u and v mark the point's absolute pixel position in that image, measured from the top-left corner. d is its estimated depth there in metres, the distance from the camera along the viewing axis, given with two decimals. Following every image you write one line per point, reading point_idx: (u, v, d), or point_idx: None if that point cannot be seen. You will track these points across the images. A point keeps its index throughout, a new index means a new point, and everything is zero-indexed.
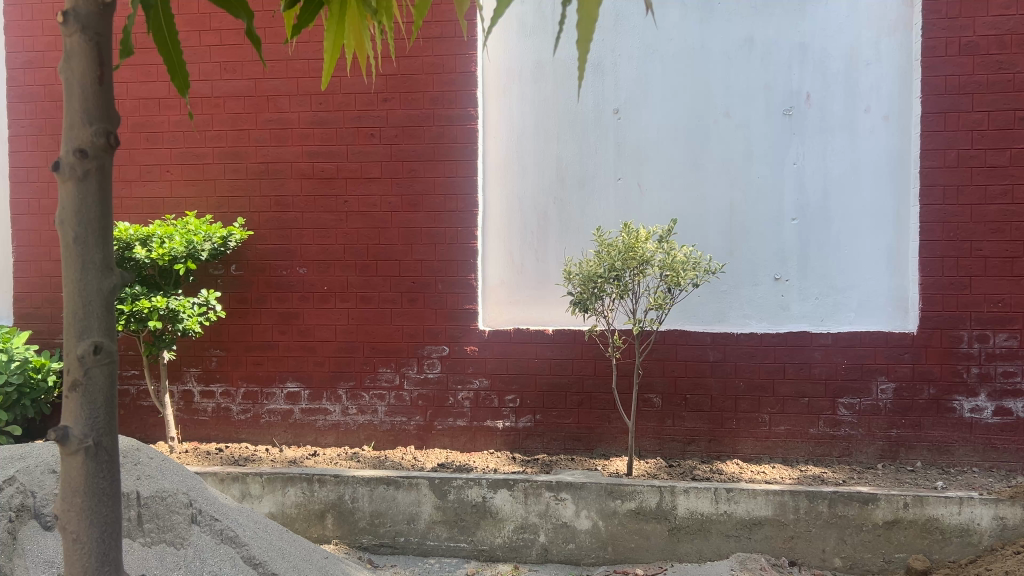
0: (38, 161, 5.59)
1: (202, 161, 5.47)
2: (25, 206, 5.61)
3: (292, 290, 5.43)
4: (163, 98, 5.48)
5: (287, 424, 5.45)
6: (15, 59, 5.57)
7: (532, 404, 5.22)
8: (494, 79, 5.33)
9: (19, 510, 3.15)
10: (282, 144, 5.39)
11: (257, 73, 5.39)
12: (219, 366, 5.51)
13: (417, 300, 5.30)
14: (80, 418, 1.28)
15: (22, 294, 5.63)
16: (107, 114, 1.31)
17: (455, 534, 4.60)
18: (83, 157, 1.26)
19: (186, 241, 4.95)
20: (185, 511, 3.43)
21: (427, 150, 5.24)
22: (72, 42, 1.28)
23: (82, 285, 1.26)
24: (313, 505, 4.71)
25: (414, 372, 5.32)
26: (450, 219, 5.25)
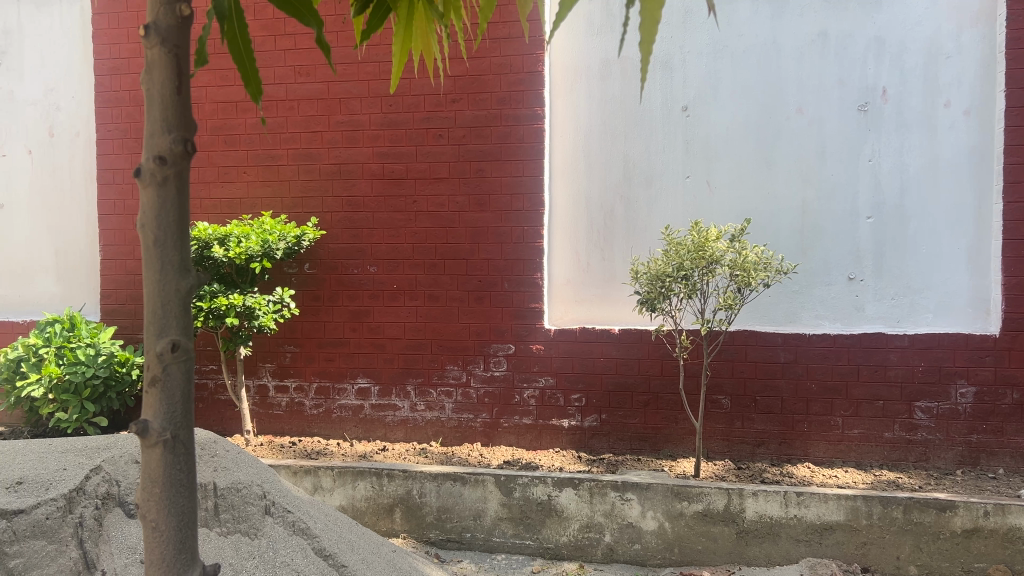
0: (124, 164, 5.82)
1: (277, 162, 5.62)
2: (111, 207, 5.85)
3: (362, 288, 5.54)
4: (240, 102, 5.64)
5: (357, 419, 5.56)
6: (102, 66, 5.82)
7: (598, 404, 5.22)
8: (561, 78, 5.34)
9: (104, 498, 3.31)
10: (353, 146, 5.50)
11: (329, 76, 5.51)
12: (292, 362, 5.66)
13: (484, 298, 5.34)
14: (158, 411, 1.35)
15: (108, 291, 5.88)
16: (186, 123, 1.37)
17: (520, 531, 4.63)
18: (163, 163, 1.32)
19: (262, 240, 5.08)
20: (259, 503, 3.54)
21: (495, 150, 5.27)
22: (153, 54, 1.34)
23: (161, 285, 1.33)
24: (383, 499, 4.81)
25: (480, 369, 5.37)
26: (516, 218, 5.27)
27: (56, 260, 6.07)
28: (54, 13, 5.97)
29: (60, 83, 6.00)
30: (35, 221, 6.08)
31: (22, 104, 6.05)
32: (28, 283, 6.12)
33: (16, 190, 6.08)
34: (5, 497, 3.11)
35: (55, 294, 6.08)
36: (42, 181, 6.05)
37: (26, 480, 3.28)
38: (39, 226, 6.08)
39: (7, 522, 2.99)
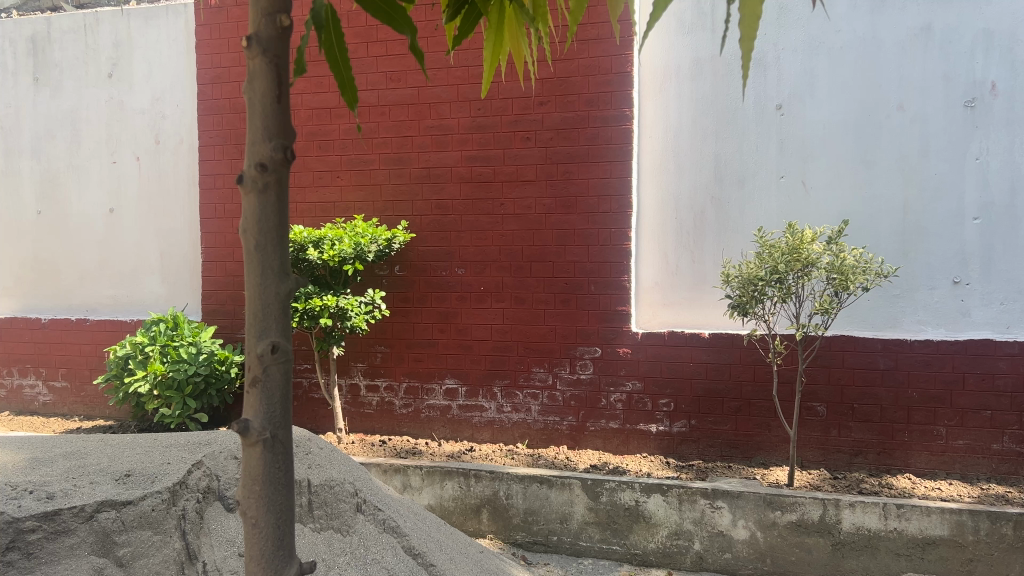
0: (224, 169, 6.03)
1: (369, 167, 5.74)
2: (212, 211, 6.08)
3: (450, 290, 5.60)
4: (334, 108, 5.78)
5: (445, 419, 5.63)
6: (205, 75, 6.06)
7: (687, 409, 5.13)
8: (650, 78, 5.29)
9: (206, 492, 3.46)
10: (443, 150, 5.57)
11: (420, 82, 5.60)
12: (383, 362, 5.76)
13: (571, 301, 5.32)
14: (259, 411, 1.39)
15: (209, 292, 6.11)
16: (285, 131, 1.40)
17: (607, 536, 4.59)
18: (264, 170, 1.36)
19: (354, 244, 5.22)
20: (351, 500, 3.62)
21: (584, 152, 5.25)
22: (255, 64, 1.38)
23: (262, 289, 1.37)
24: (470, 499, 4.85)
25: (567, 372, 5.35)
26: (604, 220, 5.24)
27: (161, 262, 6.35)
28: (161, 26, 6.25)
29: (165, 92, 6.27)
30: (143, 225, 6.37)
31: (131, 113, 6.36)
32: (136, 285, 6.41)
33: (126, 196, 6.39)
34: (115, 489, 3.26)
35: (160, 294, 6.35)
36: (149, 186, 6.34)
37: (134, 472, 3.43)
38: (146, 230, 6.37)
39: (117, 512, 3.12)
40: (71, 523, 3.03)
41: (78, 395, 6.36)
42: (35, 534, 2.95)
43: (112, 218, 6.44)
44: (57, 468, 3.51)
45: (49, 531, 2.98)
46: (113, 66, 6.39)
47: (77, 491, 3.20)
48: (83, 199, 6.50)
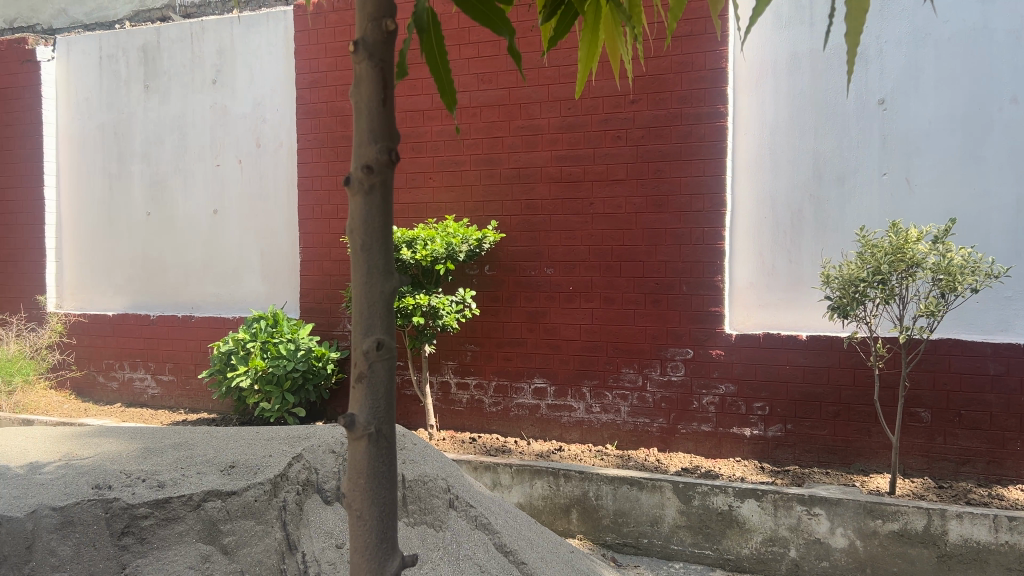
0: (321, 171, 6.20)
1: (460, 168, 5.80)
2: (310, 212, 6.25)
3: (540, 290, 5.61)
4: (426, 110, 5.87)
5: (534, 418, 5.64)
6: (303, 80, 6.24)
7: (782, 413, 5.01)
8: (746, 74, 5.18)
9: (305, 484, 3.56)
10: (533, 150, 5.58)
11: (511, 83, 5.63)
12: (473, 360, 5.82)
13: (661, 301, 5.27)
14: (364, 406, 1.43)
15: (306, 290, 6.30)
16: (390, 132, 1.43)
17: (699, 541, 4.52)
18: (370, 172, 1.39)
19: (446, 243, 5.32)
20: (444, 496, 3.66)
21: (676, 150, 5.19)
22: (361, 68, 1.42)
23: (367, 287, 1.41)
24: (560, 499, 4.85)
25: (657, 373, 5.30)
26: (697, 218, 5.16)
27: (261, 261, 6.57)
28: (262, 33, 6.47)
29: (265, 97, 6.49)
30: (244, 226, 6.60)
31: (234, 117, 6.60)
32: (237, 283, 6.65)
33: (228, 198, 6.64)
34: (221, 479, 3.39)
35: (260, 292, 6.57)
36: (249, 188, 6.56)
37: (238, 464, 3.55)
38: (246, 230, 6.60)
39: (223, 502, 3.24)
40: (180, 511, 3.17)
41: (184, 388, 6.65)
42: (148, 520, 3.11)
43: (215, 219, 6.70)
44: (167, 458, 3.67)
45: (160, 518, 3.13)
46: (217, 72, 6.65)
47: (185, 480, 3.34)
48: (189, 201, 6.78)
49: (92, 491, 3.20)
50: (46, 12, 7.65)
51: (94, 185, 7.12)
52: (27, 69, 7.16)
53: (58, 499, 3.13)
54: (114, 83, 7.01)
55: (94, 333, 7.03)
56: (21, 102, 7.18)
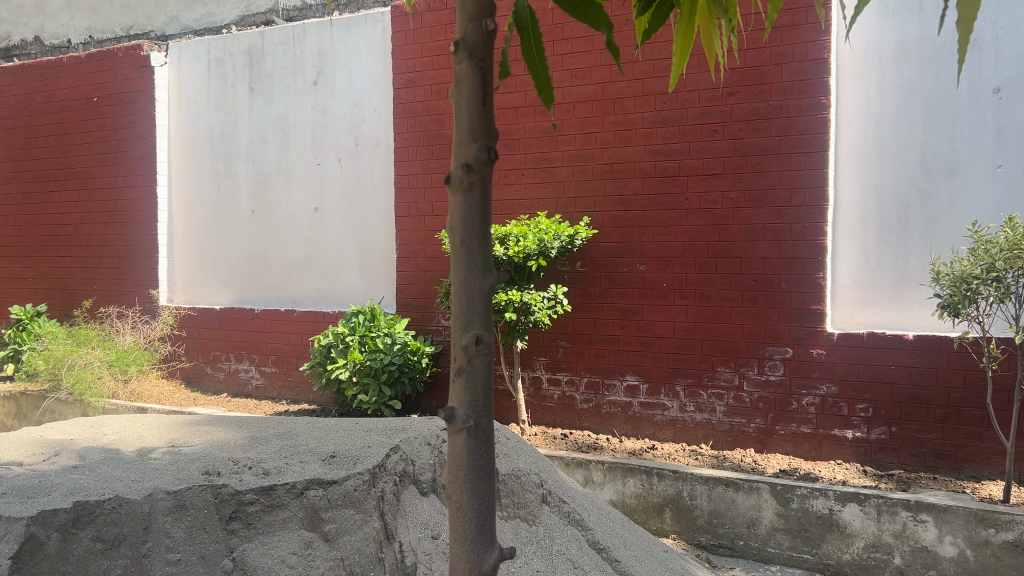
0: (416, 169, 6.32)
1: (553, 164, 5.80)
2: (406, 209, 6.38)
3: (632, 286, 5.56)
4: (520, 107, 5.90)
5: (626, 416, 5.61)
6: (400, 80, 6.37)
7: (887, 415, 4.84)
8: (849, 64, 5.01)
9: (402, 475, 3.65)
10: (627, 145, 5.54)
11: (605, 77, 5.60)
12: (565, 357, 5.83)
13: (759, 299, 5.16)
14: (463, 400, 1.46)
15: (402, 286, 6.43)
16: (489, 131, 1.44)
17: (798, 544, 4.42)
18: (469, 171, 1.41)
19: (538, 240, 5.32)
20: (536, 491, 3.68)
21: (775, 143, 5.07)
22: (461, 68, 1.45)
23: (466, 283, 1.43)
24: (653, 498, 4.80)
25: (754, 373, 5.19)
26: (797, 213, 5.03)
27: (359, 258, 6.73)
28: (361, 34, 6.63)
29: (364, 97, 6.65)
30: (344, 223, 6.78)
31: (334, 118, 6.79)
32: (337, 279, 6.84)
33: (329, 195, 6.84)
34: (322, 468, 3.50)
35: (359, 287, 6.74)
36: (349, 186, 6.74)
37: (338, 454, 3.66)
38: (346, 227, 6.78)
39: (324, 490, 3.35)
40: (284, 498, 3.29)
41: (287, 379, 6.90)
42: (254, 506, 3.25)
43: (316, 217, 6.90)
44: (272, 447, 3.81)
45: (266, 504, 3.26)
46: (318, 74, 6.85)
47: (289, 469, 3.47)
48: (291, 199, 7.01)
49: (203, 476, 3.36)
50: (159, 19, 8.03)
51: (203, 185, 7.43)
52: (142, 74, 7.52)
53: (172, 484, 3.26)
54: (222, 86, 7.31)
55: (202, 326, 7.35)
56: (136, 105, 7.56)
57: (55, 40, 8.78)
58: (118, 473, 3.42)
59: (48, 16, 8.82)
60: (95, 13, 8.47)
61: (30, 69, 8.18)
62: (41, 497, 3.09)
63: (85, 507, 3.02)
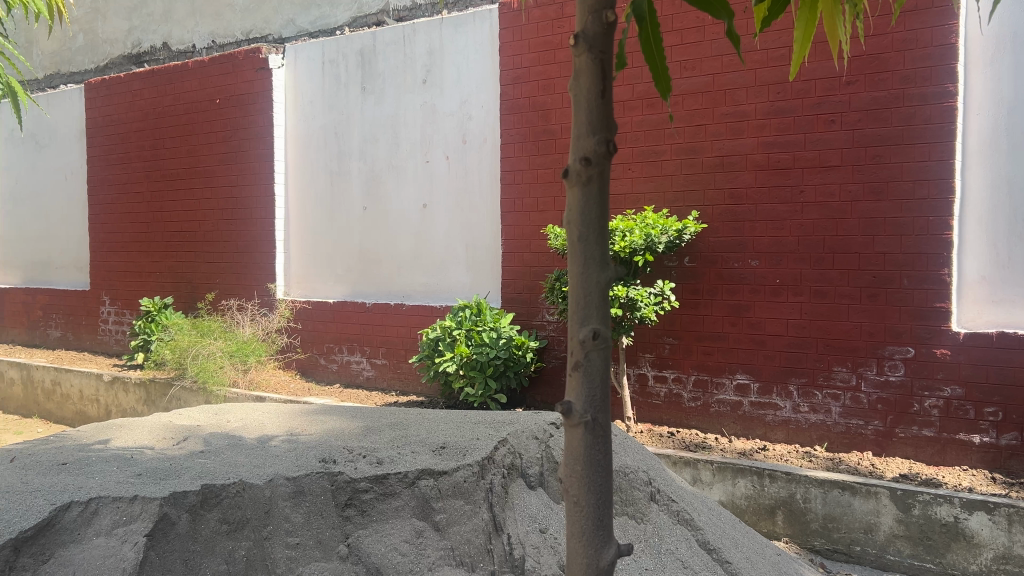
0: (523, 165, 6.35)
1: (660, 158, 5.72)
2: (512, 205, 6.41)
3: (743, 283, 5.43)
4: (627, 101, 5.85)
5: (736, 416, 5.48)
6: (507, 76, 6.41)
7: (1018, 420, 4.57)
8: (979, 48, 4.73)
9: (510, 468, 3.68)
10: (739, 137, 5.41)
11: (716, 68, 5.49)
12: (672, 354, 5.74)
13: (879, 296, 4.95)
14: (581, 395, 1.46)
15: (507, 281, 6.47)
16: (608, 124, 1.42)
17: (919, 552, 4.22)
18: (587, 164, 1.39)
19: (645, 235, 5.26)
20: (645, 488, 3.65)
21: (896, 133, 4.86)
22: (581, 61, 1.44)
23: (584, 277, 1.42)
24: (764, 500, 4.68)
25: (873, 373, 4.99)
26: (920, 207, 4.80)
27: (466, 253, 6.81)
28: (470, 32, 6.71)
29: (471, 95, 6.72)
30: (451, 219, 6.87)
31: (442, 115, 6.90)
32: (445, 274, 6.95)
33: (437, 192, 6.94)
34: (433, 459, 3.57)
35: (465, 282, 6.82)
36: (456, 182, 6.83)
37: (448, 445, 3.73)
38: (453, 223, 6.87)
39: (435, 480, 3.43)
40: (396, 487, 3.38)
41: (396, 372, 7.07)
42: (369, 493, 3.34)
43: (425, 213, 7.02)
44: (384, 437, 3.91)
45: (379, 492, 3.35)
46: (427, 72, 6.98)
47: (401, 458, 3.55)
48: (401, 196, 7.16)
49: (320, 464, 3.47)
50: (276, 23, 8.33)
51: (317, 182, 7.68)
52: (261, 77, 7.82)
53: (291, 470, 3.38)
54: (335, 86, 7.53)
55: (317, 319, 7.60)
56: (255, 106, 7.88)
57: (182, 46, 9.24)
58: (240, 459, 3.58)
59: (175, 23, 9.28)
60: (218, 18, 8.87)
61: (160, 75, 8.64)
62: (172, 479, 3.26)
63: (212, 490, 3.17)
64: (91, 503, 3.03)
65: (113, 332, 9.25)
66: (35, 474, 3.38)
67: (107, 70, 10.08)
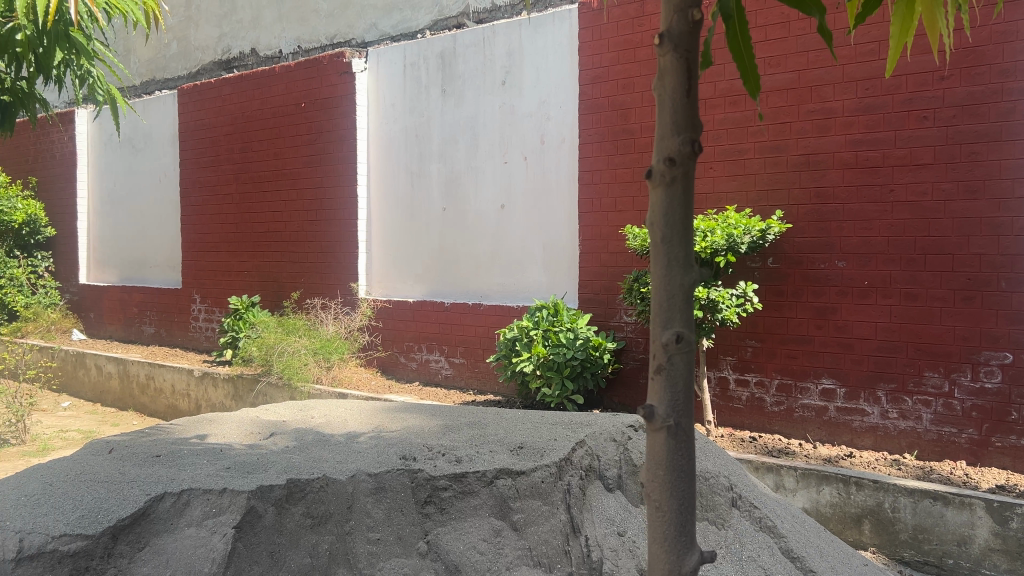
0: (601, 165, 6.31)
1: (743, 156, 5.61)
2: (590, 205, 6.39)
3: (830, 284, 5.28)
4: (708, 99, 5.76)
5: (821, 421, 5.34)
6: (586, 76, 6.40)
7: None
8: None
9: (588, 470, 3.66)
10: (826, 135, 5.26)
11: (801, 65, 5.35)
12: (754, 357, 5.62)
13: (974, 299, 4.75)
14: (663, 399, 1.44)
15: (585, 282, 6.44)
16: (693, 124, 1.40)
17: (1017, 567, 4.04)
18: (671, 164, 1.37)
19: (727, 235, 5.17)
20: (726, 494, 3.59)
21: (994, 129, 4.65)
22: (666, 60, 1.42)
23: (667, 279, 1.41)
24: (850, 508, 4.54)
25: (967, 380, 4.78)
26: (1019, 206, 4.59)
27: (543, 254, 6.81)
28: (549, 32, 6.71)
29: (550, 95, 6.72)
30: (529, 220, 6.88)
31: (521, 116, 6.91)
32: (522, 274, 6.96)
33: (515, 192, 6.96)
34: (511, 458, 3.58)
35: (543, 282, 6.82)
36: (534, 183, 6.83)
37: (526, 446, 3.73)
38: (531, 223, 6.87)
39: (513, 480, 3.44)
40: (475, 485, 3.40)
41: (474, 371, 7.12)
42: (448, 491, 3.37)
43: (503, 214, 7.05)
44: (463, 435, 3.95)
45: (458, 491, 3.38)
46: (507, 74, 7.01)
47: (480, 457, 3.57)
48: (480, 196, 7.21)
49: (400, 461, 3.52)
50: (360, 27, 8.49)
51: (398, 184, 7.80)
52: (344, 80, 7.99)
53: (373, 466, 3.44)
54: (416, 89, 7.64)
55: (397, 318, 7.72)
56: (339, 110, 8.05)
57: (269, 51, 9.50)
58: (325, 455, 3.66)
59: (263, 29, 9.55)
60: (304, 24, 9.09)
61: (248, 79, 8.91)
62: (259, 473, 3.37)
63: (297, 484, 3.26)
64: (183, 494, 3.14)
65: (203, 328, 9.59)
66: (131, 465, 3.53)
67: (199, 76, 10.45)
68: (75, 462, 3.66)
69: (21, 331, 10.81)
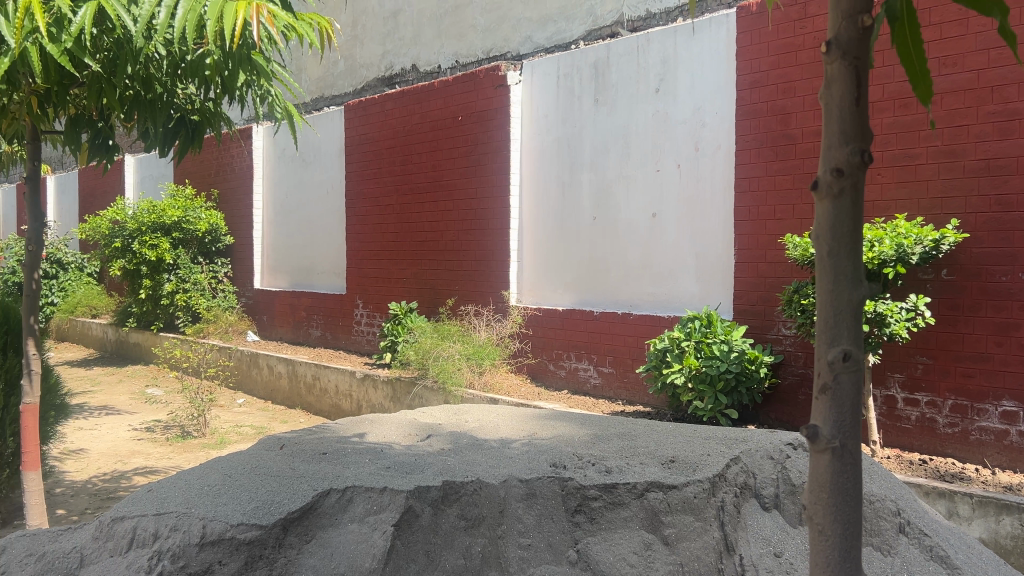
0: (759, 172, 6.14)
1: (915, 161, 5.30)
2: (747, 213, 6.22)
3: (1012, 298, 4.90)
4: (876, 102, 5.49)
5: (1001, 446, 4.95)
6: (744, 81, 6.24)
7: None
8: None
9: (742, 487, 3.59)
10: (1009, 138, 4.89)
11: (982, 63, 5.00)
12: (926, 374, 5.27)
13: None
14: (827, 419, 1.39)
15: (740, 292, 6.27)
16: (863, 133, 1.34)
17: None
18: (839, 176, 1.32)
19: (896, 245, 4.90)
20: (893, 519, 3.41)
21: None
22: (834, 68, 1.37)
23: (834, 294, 1.36)
24: None
25: None
26: None
27: (696, 263, 6.68)
28: (706, 38, 6.59)
29: (706, 101, 6.60)
30: (681, 228, 6.77)
31: (674, 123, 6.83)
32: (674, 284, 6.85)
33: (667, 201, 6.88)
34: (662, 472, 3.55)
35: (696, 293, 6.69)
36: (688, 191, 6.72)
37: (678, 459, 3.69)
38: (684, 232, 6.76)
39: (664, 494, 3.40)
40: (625, 497, 3.40)
41: (624, 381, 7.08)
42: (598, 502, 3.38)
43: (654, 223, 6.98)
44: (614, 446, 3.94)
45: (608, 501, 3.39)
46: (660, 81, 6.95)
47: (630, 469, 3.56)
48: (631, 205, 7.16)
49: (551, 469, 3.56)
50: (515, 40, 8.66)
51: (549, 193, 7.89)
52: (499, 93, 8.15)
53: (525, 473, 3.50)
54: (569, 99, 7.70)
55: (547, 326, 7.80)
56: (494, 121, 8.23)
57: (429, 67, 9.85)
58: (479, 459, 3.76)
59: (424, 46, 9.92)
60: (462, 39, 9.36)
61: (409, 94, 9.27)
62: (417, 473, 3.49)
63: (452, 486, 3.36)
64: (346, 491, 3.31)
65: (365, 332, 10.05)
66: (300, 461, 3.75)
67: (364, 92, 10.96)
68: (250, 455, 3.93)
69: (203, 332, 11.78)
